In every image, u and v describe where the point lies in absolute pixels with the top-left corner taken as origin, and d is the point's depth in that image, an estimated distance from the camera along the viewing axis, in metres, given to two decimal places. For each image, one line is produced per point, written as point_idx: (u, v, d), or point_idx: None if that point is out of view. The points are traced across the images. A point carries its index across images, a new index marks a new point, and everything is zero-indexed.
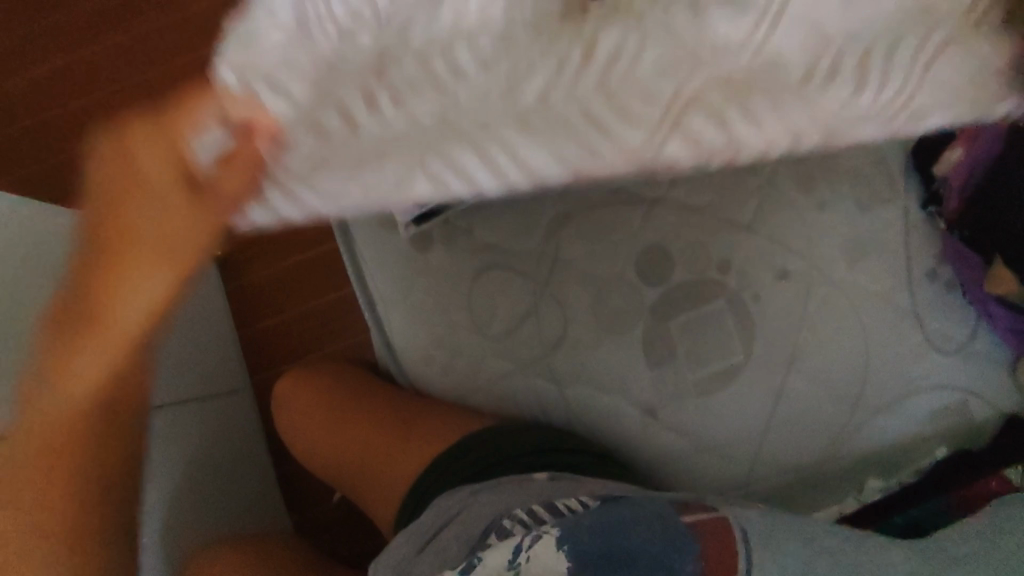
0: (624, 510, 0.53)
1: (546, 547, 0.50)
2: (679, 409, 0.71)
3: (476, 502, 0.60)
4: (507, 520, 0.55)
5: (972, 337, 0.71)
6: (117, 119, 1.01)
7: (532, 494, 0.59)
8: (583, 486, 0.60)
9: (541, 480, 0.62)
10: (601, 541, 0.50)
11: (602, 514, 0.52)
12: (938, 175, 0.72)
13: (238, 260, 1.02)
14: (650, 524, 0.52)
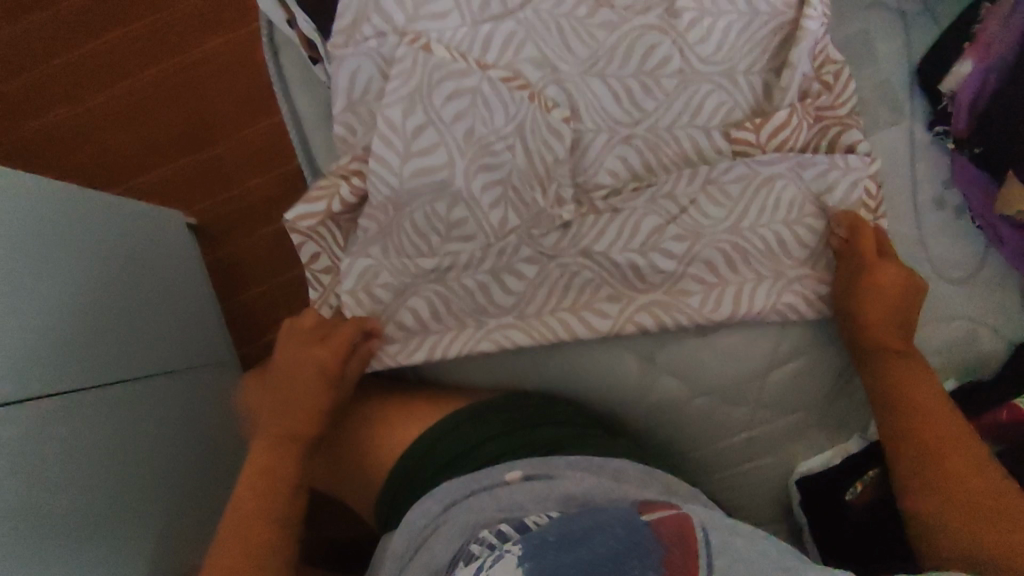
0: (586, 521, 0.49)
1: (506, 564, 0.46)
2: (677, 358, 0.67)
3: (446, 518, 0.58)
4: (474, 546, 0.52)
5: (980, 266, 0.68)
6: (131, 103, 1.19)
7: (500, 507, 0.57)
8: (552, 485, 0.58)
9: (514, 482, 0.59)
10: (558, 556, 0.46)
11: (565, 526, 0.49)
12: (946, 93, 0.67)
13: (216, 228, 1.19)
14: (612, 533, 0.47)
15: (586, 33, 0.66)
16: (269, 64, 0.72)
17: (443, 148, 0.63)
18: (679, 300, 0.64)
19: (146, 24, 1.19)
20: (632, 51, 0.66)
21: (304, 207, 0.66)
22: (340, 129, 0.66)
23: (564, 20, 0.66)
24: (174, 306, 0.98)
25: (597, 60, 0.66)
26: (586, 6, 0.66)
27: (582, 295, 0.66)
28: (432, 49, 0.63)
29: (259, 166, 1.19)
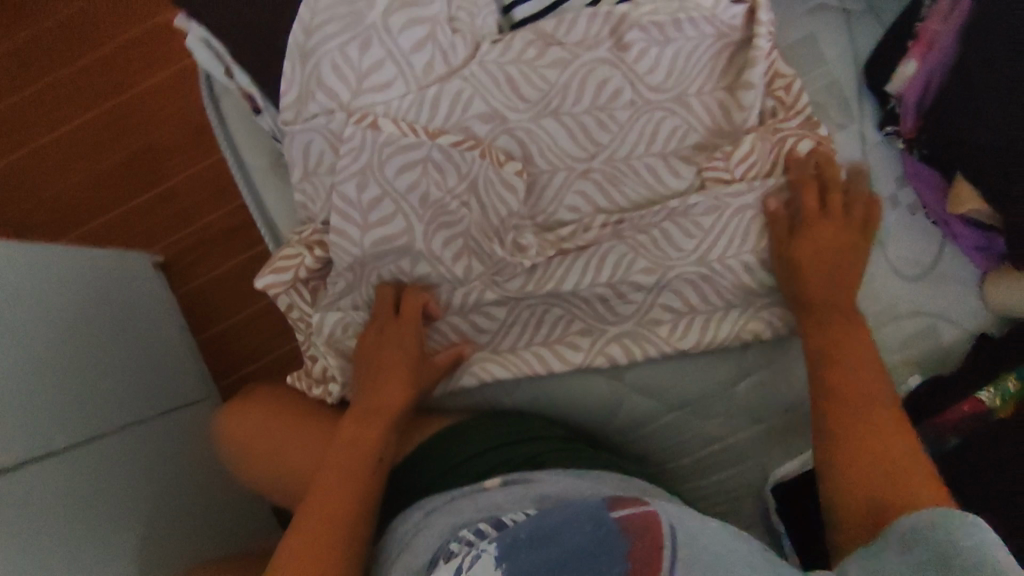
0: (555, 516, 0.47)
1: (485, 566, 0.44)
2: (647, 376, 0.69)
3: (426, 525, 0.57)
4: (454, 543, 0.50)
5: (938, 260, 0.69)
6: (79, 146, 1.17)
7: (479, 508, 0.56)
8: (531, 488, 0.58)
9: (493, 488, 0.59)
10: (531, 552, 0.45)
11: (534, 523, 0.47)
12: (892, 93, 0.68)
13: (183, 264, 1.18)
14: (579, 528, 0.45)
15: (536, 75, 0.65)
16: (211, 117, 0.70)
17: (400, 216, 0.64)
18: (649, 331, 0.68)
19: (87, 62, 1.17)
20: (584, 87, 0.65)
21: (272, 276, 0.66)
22: (299, 197, 0.66)
23: (512, 67, 0.64)
24: (125, 359, 0.97)
25: (551, 100, 0.65)
26: (535, 48, 0.65)
27: (555, 330, 0.69)
28: (369, 94, 0.62)
29: (217, 197, 1.18)
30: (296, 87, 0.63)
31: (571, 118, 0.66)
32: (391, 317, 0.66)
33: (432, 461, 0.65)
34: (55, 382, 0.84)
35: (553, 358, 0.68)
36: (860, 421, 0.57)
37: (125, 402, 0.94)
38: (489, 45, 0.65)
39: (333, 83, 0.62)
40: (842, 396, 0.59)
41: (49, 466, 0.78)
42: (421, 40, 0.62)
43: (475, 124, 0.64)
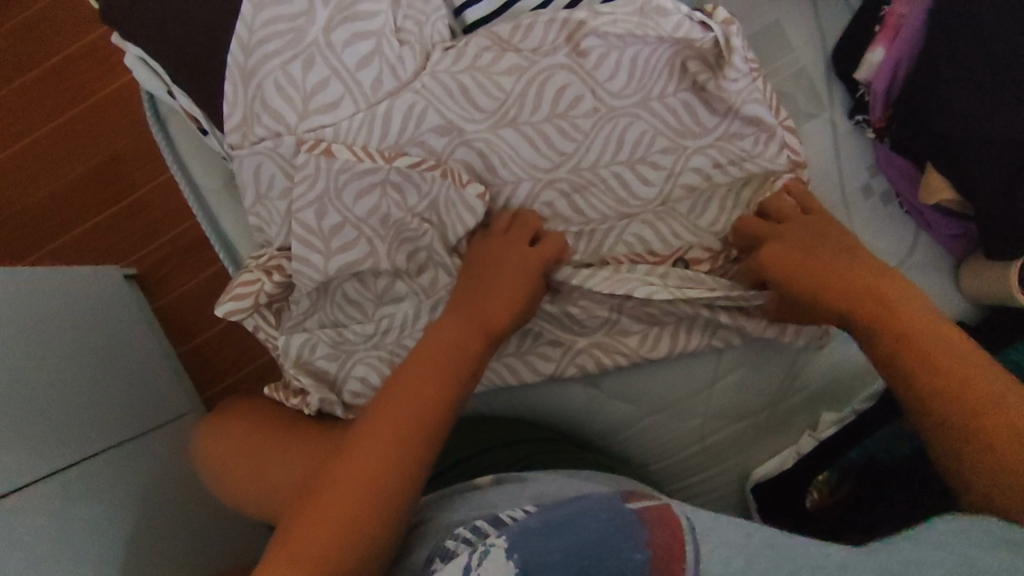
0: (565, 509, 0.46)
1: (494, 562, 0.42)
2: (623, 382, 0.69)
3: (420, 523, 0.57)
4: (450, 541, 0.49)
5: (912, 251, 0.68)
6: (36, 160, 1.14)
7: (475, 505, 0.55)
8: (527, 486, 0.57)
9: (485, 485, 0.59)
10: (544, 540, 0.43)
11: (546, 513, 0.46)
12: (861, 82, 0.66)
13: (154, 276, 1.16)
14: (596, 516, 0.44)
15: (492, 83, 0.62)
16: (159, 139, 0.68)
17: (363, 240, 0.63)
18: (618, 340, 0.67)
19: (36, 75, 1.13)
20: (542, 95, 0.63)
21: (231, 303, 0.64)
22: (254, 220, 0.65)
23: (465, 76, 0.62)
24: (107, 378, 0.96)
25: (508, 109, 0.63)
26: (489, 53, 0.62)
27: (525, 342, 0.68)
28: (317, 113, 0.60)
29: (183, 207, 1.15)
30: (239, 109, 0.61)
31: (532, 127, 0.64)
32: (512, 237, 0.63)
33: None
34: (32, 411, 0.82)
35: (524, 368, 0.68)
36: (960, 397, 0.49)
37: (107, 421, 0.93)
38: (440, 53, 0.62)
39: (280, 105, 0.59)
40: (934, 379, 0.50)
41: (34, 493, 0.77)
42: (367, 55, 0.60)
43: (432, 138, 0.62)
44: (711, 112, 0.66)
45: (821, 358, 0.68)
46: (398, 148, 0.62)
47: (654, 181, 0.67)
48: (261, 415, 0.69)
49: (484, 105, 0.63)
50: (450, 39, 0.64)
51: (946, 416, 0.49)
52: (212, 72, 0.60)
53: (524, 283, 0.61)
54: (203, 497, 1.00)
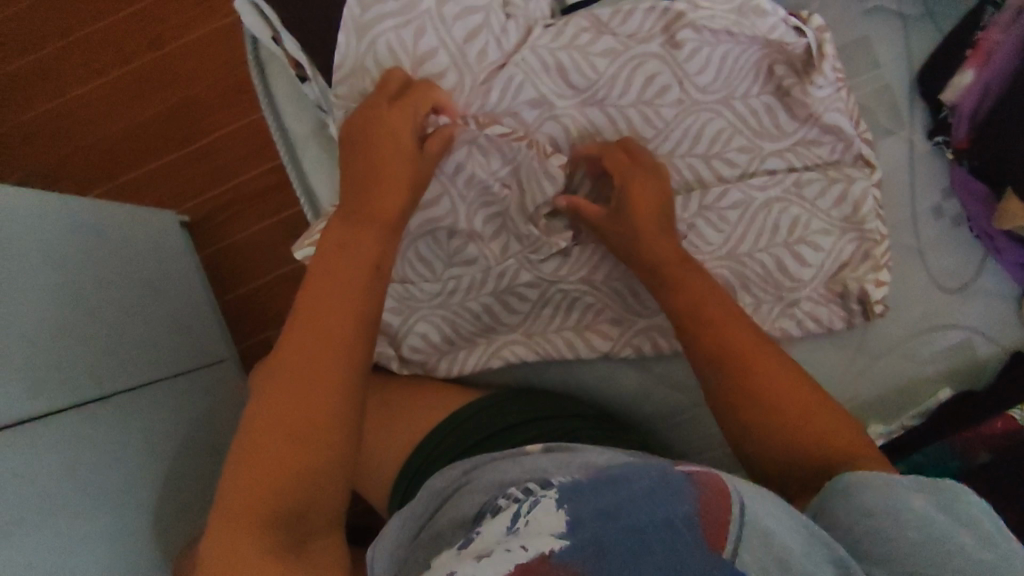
0: (616, 469, 0.47)
1: (546, 510, 0.44)
2: (676, 368, 0.71)
3: (467, 480, 0.59)
4: (501, 498, 0.51)
5: (977, 275, 0.69)
6: (114, 99, 1.18)
7: (525, 468, 0.57)
8: (574, 456, 0.58)
9: (535, 452, 0.60)
10: (595, 496, 0.44)
11: (593, 471, 0.47)
12: (947, 104, 0.66)
13: (209, 225, 1.20)
14: (645, 476, 0.46)
15: (587, 63, 0.64)
16: (256, 81, 0.71)
17: (446, 198, 0.66)
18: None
19: (127, 15, 1.17)
20: (632, 81, 0.65)
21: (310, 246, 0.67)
22: None
23: (563, 53, 0.63)
24: (157, 318, 0.99)
25: (597, 90, 0.65)
26: (587, 34, 0.64)
27: (585, 316, 0.70)
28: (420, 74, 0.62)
29: (247, 160, 1.19)
30: (348, 60, 0.62)
31: (619, 111, 0.66)
32: (395, 117, 0.59)
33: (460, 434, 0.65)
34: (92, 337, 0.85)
35: (580, 342, 0.70)
36: (770, 408, 0.53)
37: (156, 356, 0.96)
38: (541, 29, 0.64)
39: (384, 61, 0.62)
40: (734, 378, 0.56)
41: (90, 414, 0.80)
42: (476, 22, 0.62)
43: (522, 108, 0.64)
44: (792, 116, 0.68)
45: (870, 369, 0.69)
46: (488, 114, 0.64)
47: (729, 176, 0.68)
48: None
49: (578, 82, 0.64)
50: (549, 17, 0.66)
51: (744, 417, 0.54)
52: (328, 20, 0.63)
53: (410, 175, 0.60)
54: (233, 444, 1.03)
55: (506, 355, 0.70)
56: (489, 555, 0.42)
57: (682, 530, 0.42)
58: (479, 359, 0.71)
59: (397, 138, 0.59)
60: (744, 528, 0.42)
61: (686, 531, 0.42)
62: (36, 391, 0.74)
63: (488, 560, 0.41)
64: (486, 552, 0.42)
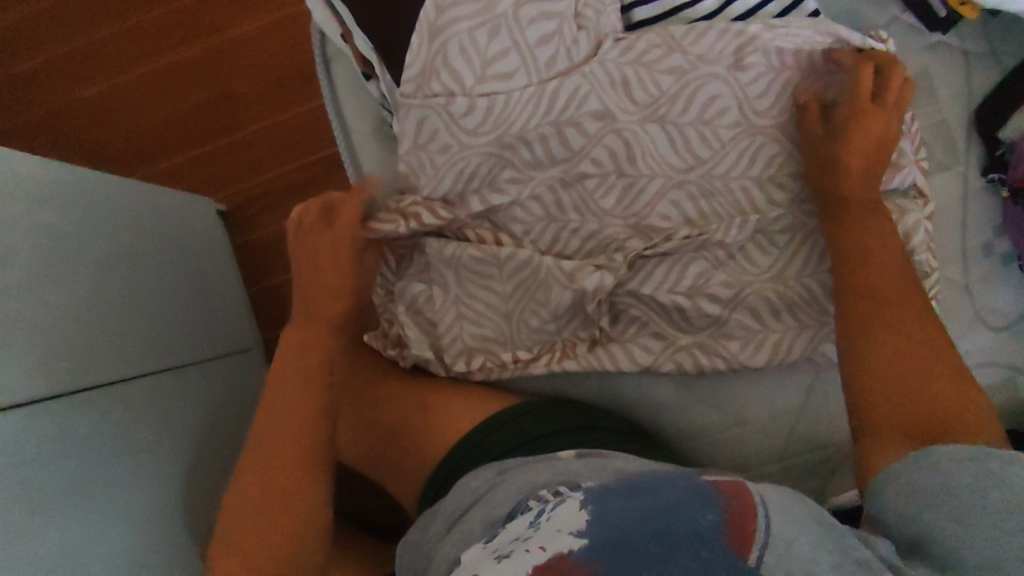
0: (645, 477, 0.50)
1: (568, 509, 0.48)
2: (714, 388, 0.71)
3: (501, 480, 0.59)
4: (532, 500, 0.52)
5: (1022, 315, 0.69)
6: (163, 85, 1.20)
7: (557, 471, 0.57)
8: (608, 462, 0.59)
9: (568, 458, 0.61)
10: (623, 501, 0.47)
11: (626, 479, 0.50)
12: (1006, 141, 0.67)
13: (247, 215, 1.21)
14: (674, 484, 0.48)
15: (654, 79, 0.66)
16: (321, 77, 0.73)
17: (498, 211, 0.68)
18: (719, 344, 0.69)
19: (182, 2, 1.19)
20: (692, 100, 0.66)
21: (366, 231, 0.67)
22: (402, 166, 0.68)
23: (630, 68, 0.66)
24: (185, 301, 1.00)
25: (660, 106, 0.66)
26: (657, 51, 0.66)
27: (629, 329, 0.70)
28: (488, 81, 0.64)
29: (288, 152, 1.20)
30: (419, 61, 0.64)
31: (672, 119, 0.67)
32: (321, 229, 0.65)
33: (491, 438, 0.66)
34: (128, 313, 0.86)
35: (622, 355, 0.69)
36: (895, 348, 0.57)
37: (185, 339, 0.97)
38: (611, 44, 0.66)
39: (455, 62, 0.64)
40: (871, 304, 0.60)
41: (119, 391, 0.80)
42: (549, 33, 0.65)
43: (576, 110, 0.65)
44: None
45: None
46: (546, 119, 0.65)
47: (782, 200, 0.68)
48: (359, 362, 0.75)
49: (641, 93, 0.66)
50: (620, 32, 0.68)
51: (868, 358, 0.58)
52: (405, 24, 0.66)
53: (345, 260, 0.66)
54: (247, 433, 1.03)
55: (551, 366, 0.70)
56: (510, 555, 0.45)
57: (709, 537, 0.43)
58: (517, 369, 0.70)
59: (323, 216, 0.66)
60: (770, 539, 0.43)
61: (711, 537, 0.43)
62: (73, 365, 0.74)
63: (509, 558, 0.45)
64: (507, 551, 0.46)
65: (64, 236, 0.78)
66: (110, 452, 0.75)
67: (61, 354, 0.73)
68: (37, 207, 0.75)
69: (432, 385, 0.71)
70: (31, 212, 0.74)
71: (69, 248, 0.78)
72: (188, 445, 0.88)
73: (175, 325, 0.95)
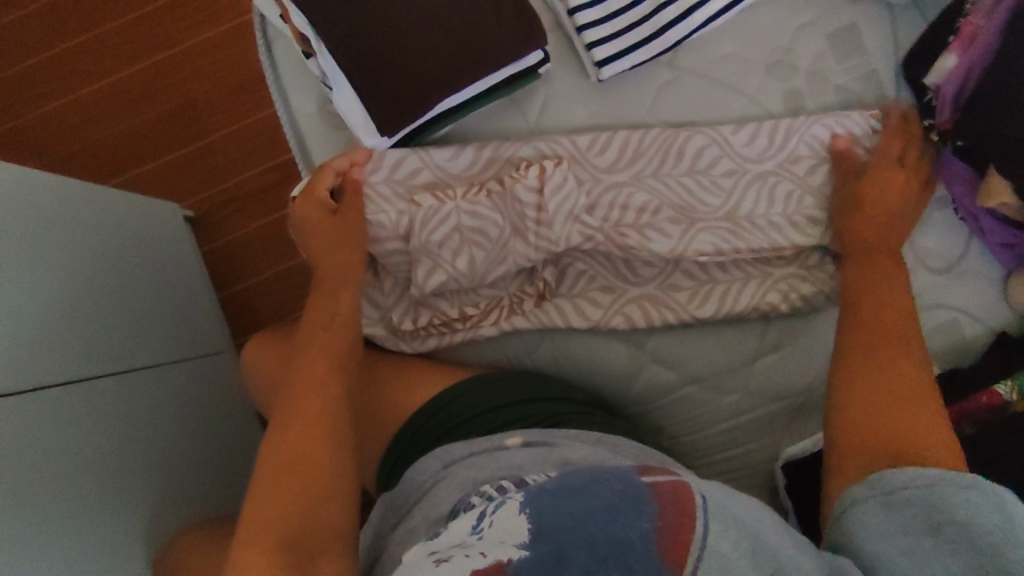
0: (581, 475, 0.50)
1: (508, 511, 0.48)
2: (670, 346, 0.71)
3: (446, 473, 0.60)
4: (475, 498, 0.53)
5: (963, 256, 0.71)
6: (123, 93, 1.20)
7: (500, 465, 0.59)
8: (552, 450, 0.61)
9: (514, 447, 0.62)
10: (555, 502, 0.47)
11: (564, 478, 0.50)
12: (931, 85, 0.68)
13: (212, 221, 1.22)
14: (609, 485, 0.49)
15: None
16: (264, 60, 0.73)
17: (428, 173, 0.69)
18: (669, 296, 0.70)
19: (136, 13, 1.19)
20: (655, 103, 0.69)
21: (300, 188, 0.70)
22: (350, 124, 0.68)
23: None
24: (148, 303, 0.99)
25: None
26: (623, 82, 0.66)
27: (579, 283, 0.71)
28: (429, 57, 0.64)
29: (251, 155, 1.21)
30: (360, 45, 0.63)
31: (597, 72, 0.70)
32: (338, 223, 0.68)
33: (443, 408, 0.67)
34: (88, 314, 0.85)
35: (574, 314, 0.70)
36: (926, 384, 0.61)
37: (151, 342, 0.97)
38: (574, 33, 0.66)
39: (397, 40, 0.64)
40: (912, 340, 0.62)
41: (83, 388, 0.79)
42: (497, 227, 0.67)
43: (499, 69, 0.66)
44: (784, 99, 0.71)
45: None
46: (472, 79, 0.66)
47: None
48: None
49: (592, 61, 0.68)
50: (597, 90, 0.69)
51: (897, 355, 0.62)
52: (387, 71, 0.64)
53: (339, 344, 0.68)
54: (211, 437, 1.03)
55: (500, 324, 0.71)
56: (448, 560, 0.45)
57: (639, 545, 0.44)
58: (468, 329, 0.72)
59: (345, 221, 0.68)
60: (703, 551, 0.44)
61: (643, 546, 0.44)
62: (31, 361, 0.74)
63: (448, 563, 0.45)
64: (446, 557, 0.46)
65: (19, 239, 0.77)
66: (72, 448, 0.74)
67: (15, 350, 0.72)
68: None
69: (390, 360, 0.72)
70: None
71: (30, 253, 0.78)
72: (151, 444, 0.88)
73: (138, 329, 0.94)
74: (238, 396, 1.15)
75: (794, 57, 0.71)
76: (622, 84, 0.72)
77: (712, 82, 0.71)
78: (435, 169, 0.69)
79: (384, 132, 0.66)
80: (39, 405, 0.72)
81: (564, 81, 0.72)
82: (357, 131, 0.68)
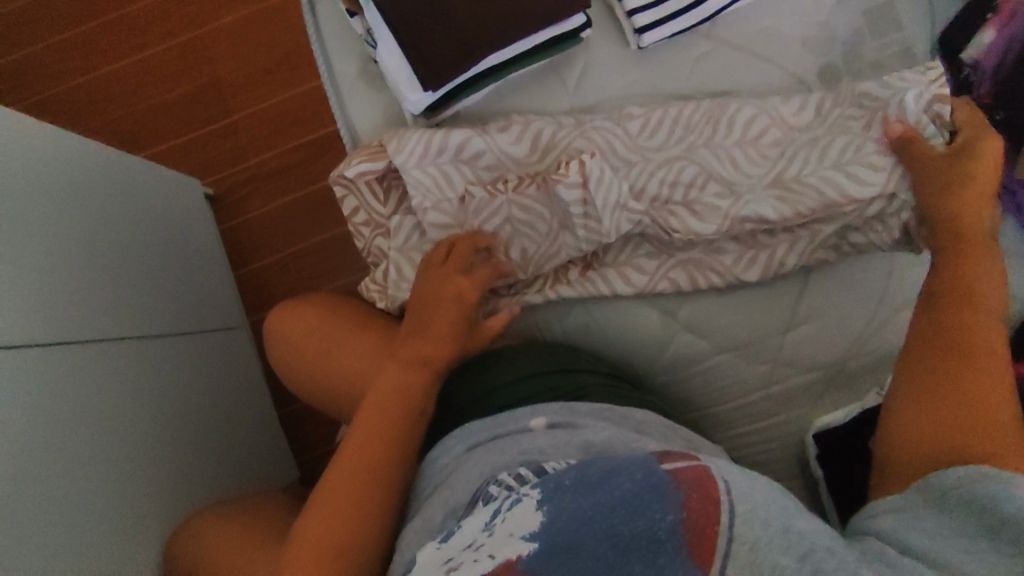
0: (602, 463, 0.49)
1: (523, 509, 0.47)
2: (703, 316, 0.71)
3: (467, 458, 0.59)
4: (493, 487, 0.52)
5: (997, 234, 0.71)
6: (151, 69, 1.21)
7: (520, 449, 0.57)
8: (575, 434, 0.58)
9: (537, 430, 0.59)
10: (574, 498, 0.47)
11: (583, 467, 0.49)
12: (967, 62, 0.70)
13: (233, 199, 1.22)
14: (629, 476, 0.47)
15: None
16: (308, 18, 0.73)
17: (490, 154, 0.70)
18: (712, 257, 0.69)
19: None
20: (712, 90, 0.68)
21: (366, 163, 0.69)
22: (391, 82, 0.68)
23: None
24: (168, 276, 0.99)
25: None
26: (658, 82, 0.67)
27: (623, 251, 0.71)
28: (473, 18, 0.65)
29: (274, 135, 1.21)
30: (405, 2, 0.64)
31: (637, 39, 0.70)
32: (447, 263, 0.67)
33: (485, 375, 0.68)
34: (108, 280, 0.86)
35: (610, 282, 0.70)
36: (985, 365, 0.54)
37: (170, 315, 0.96)
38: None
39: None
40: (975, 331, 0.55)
41: (102, 351, 0.79)
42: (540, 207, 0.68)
43: (540, 31, 0.67)
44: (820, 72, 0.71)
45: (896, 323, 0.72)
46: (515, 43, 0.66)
47: None
48: (333, 312, 0.77)
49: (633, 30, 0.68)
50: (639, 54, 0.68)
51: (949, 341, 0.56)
52: (431, 27, 0.65)
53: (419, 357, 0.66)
54: (228, 414, 1.02)
55: (545, 292, 0.71)
56: (460, 567, 0.45)
57: (665, 540, 0.44)
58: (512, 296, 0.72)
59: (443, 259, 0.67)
60: (731, 542, 0.44)
61: (668, 541, 0.44)
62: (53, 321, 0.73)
63: (460, 570, 0.45)
64: (456, 564, 0.46)
65: (47, 199, 0.78)
66: (91, 409, 0.74)
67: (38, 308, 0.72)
68: (20, 165, 0.74)
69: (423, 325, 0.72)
70: (12, 169, 0.73)
71: (56, 214, 0.79)
72: (169, 415, 0.87)
73: (158, 301, 0.94)
74: (254, 377, 1.14)
75: (832, 31, 0.72)
76: (660, 53, 0.72)
77: (750, 54, 0.72)
78: (497, 152, 0.70)
79: (426, 87, 0.67)
80: (62, 364, 0.72)
81: (603, 48, 0.72)
82: (398, 89, 0.68)
